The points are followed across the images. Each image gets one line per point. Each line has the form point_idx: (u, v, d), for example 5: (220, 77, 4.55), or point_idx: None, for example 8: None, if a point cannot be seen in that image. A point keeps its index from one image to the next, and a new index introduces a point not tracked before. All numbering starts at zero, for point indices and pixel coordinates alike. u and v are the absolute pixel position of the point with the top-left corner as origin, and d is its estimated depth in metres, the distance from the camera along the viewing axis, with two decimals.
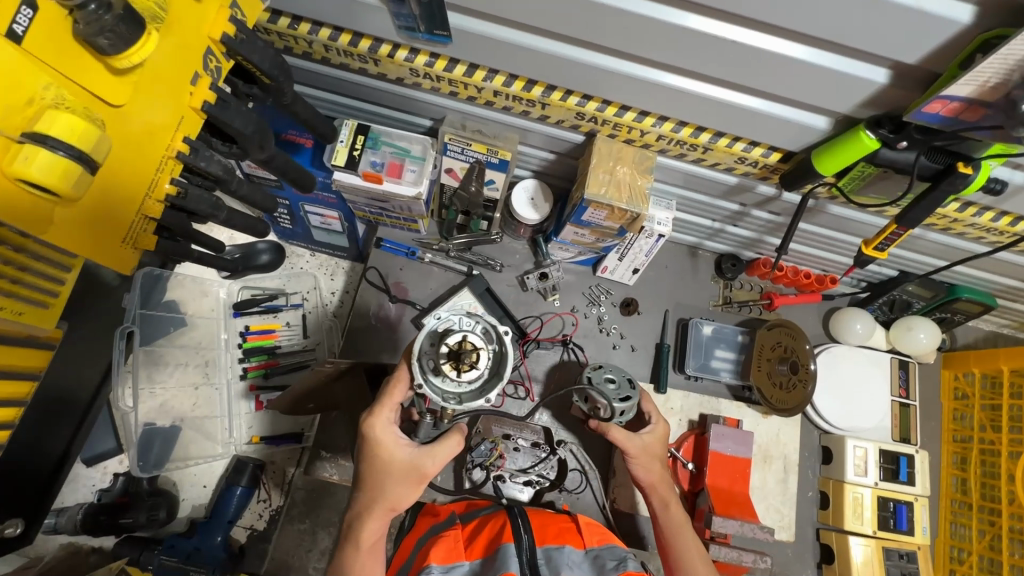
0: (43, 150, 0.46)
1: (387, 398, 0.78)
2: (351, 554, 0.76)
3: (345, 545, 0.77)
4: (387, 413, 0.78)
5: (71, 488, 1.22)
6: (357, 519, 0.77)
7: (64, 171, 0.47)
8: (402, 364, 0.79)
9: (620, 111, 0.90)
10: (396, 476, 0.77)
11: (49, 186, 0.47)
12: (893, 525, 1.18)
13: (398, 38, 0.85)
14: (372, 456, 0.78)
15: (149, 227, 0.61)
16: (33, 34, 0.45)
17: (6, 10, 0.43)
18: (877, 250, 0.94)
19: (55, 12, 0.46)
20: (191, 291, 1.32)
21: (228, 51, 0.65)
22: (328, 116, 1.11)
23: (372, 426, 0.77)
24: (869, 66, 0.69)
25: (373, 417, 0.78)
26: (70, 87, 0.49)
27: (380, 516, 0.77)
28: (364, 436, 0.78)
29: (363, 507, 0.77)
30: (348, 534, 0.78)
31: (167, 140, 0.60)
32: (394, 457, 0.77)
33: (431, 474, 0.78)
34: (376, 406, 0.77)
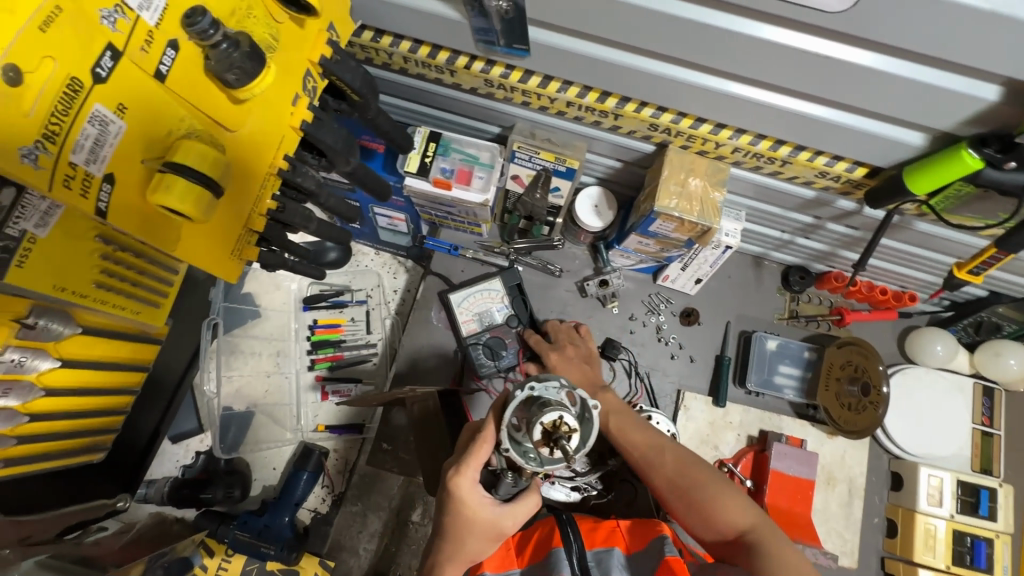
0: (180, 178, 0.51)
1: (473, 458, 0.73)
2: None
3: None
4: (472, 470, 0.74)
5: (158, 462, 1.32)
6: (435, 567, 0.76)
7: (197, 196, 0.52)
8: (489, 423, 0.75)
9: (695, 123, 0.89)
10: (476, 532, 0.75)
11: (183, 211, 0.52)
12: (969, 561, 1.11)
13: (475, 51, 0.87)
14: (454, 512, 0.75)
15: (253, 240, 0.66)
16: (175, 71, 0.53)
17: (156, 54, 0.51)
18: (971, 273, 0.97)
19: (192, 50, 0.54)
20: (264, 284, 1.42)
21: (324, 70, 0.68)
22: (400, 122, 1.15)
23: (457, 484, 0.73)
24: (977, 82, 0.65)
25: (458, 473, 0.73)
26: (200, 117, 0.57)
27: (457, 568, 0.76)
28: (446, 490, 0.74)
29: (443, 557, 0.76)
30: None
31: (270, 159, 0.64)
32: (476, 515, 0.74)
33: (509, 531, 0.77)
34: (463, 464, 0.74)
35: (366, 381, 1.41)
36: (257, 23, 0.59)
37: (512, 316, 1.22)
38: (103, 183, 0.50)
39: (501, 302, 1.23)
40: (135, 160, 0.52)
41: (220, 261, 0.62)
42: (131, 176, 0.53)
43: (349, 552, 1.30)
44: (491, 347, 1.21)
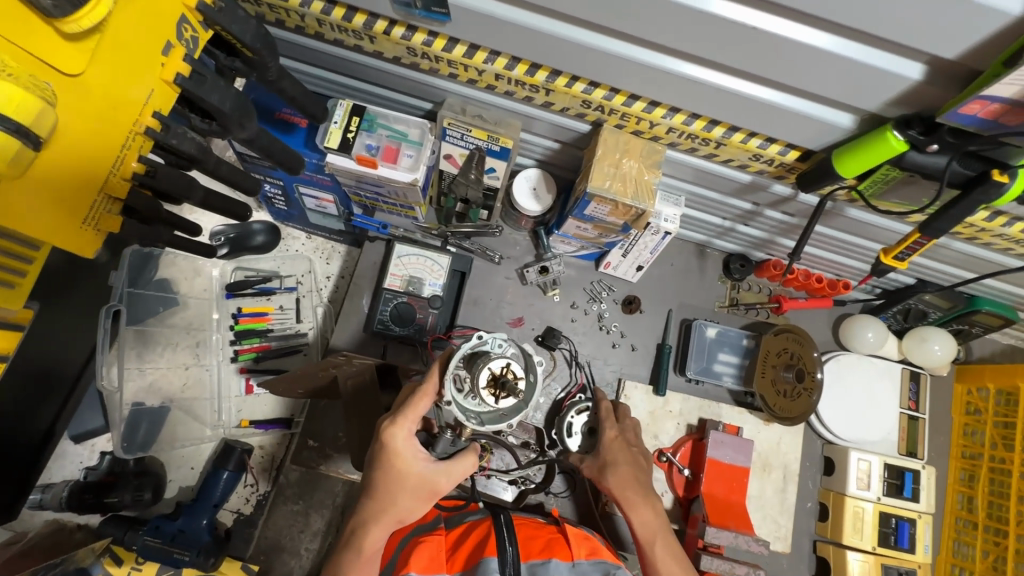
0: None
1: (411, 410, 0.70)
2: (351, 564, 0.71)
3: (344, 554, 0.72)
4: (409, 421, 0.70)
5: (58, 465, 1.21)
6: (360, 527, 0.71)
7: (2, 146, 0.44)
8: (432, 374, 0.72)
9: (629, 101, 0.85)
10: (407, 489, 0.71)
11: None
12: (894, 542, 1.14)
13: (394, 13, 0.80)
14: (385, 465, 0.71)
15: (115, 208, 0.57)
16: None
17: None
18: (898, 259, 0.89)
19: None
20: (183, 270, 1.30)
21: (205, 19, 0.60)
22: (314, 91, 1.07)
23: (392, 436, 0.70)
24: (901, 60, 0.63)
25: (395, 427, 0.70)
26: (17, 54, 0.46)
27: (385, 527, 0.71)
28: (380, 443, 0.71)
29: (369, 514, 0.71)
30: (348, 542, 0.72)
31: (134, 116, 0.56)
32: (407, 470, 0.70)
33: (443, 489, 0.73)
34: (400, 414, 0.70)
35: None
36: None
37: (438, 295, 1.16)
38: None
39: (437, 277, 1.17)
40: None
41: (63, 227, 0.53)
42: None
43: (290, 553, 1.23)
44: (400, 311, 1.14)
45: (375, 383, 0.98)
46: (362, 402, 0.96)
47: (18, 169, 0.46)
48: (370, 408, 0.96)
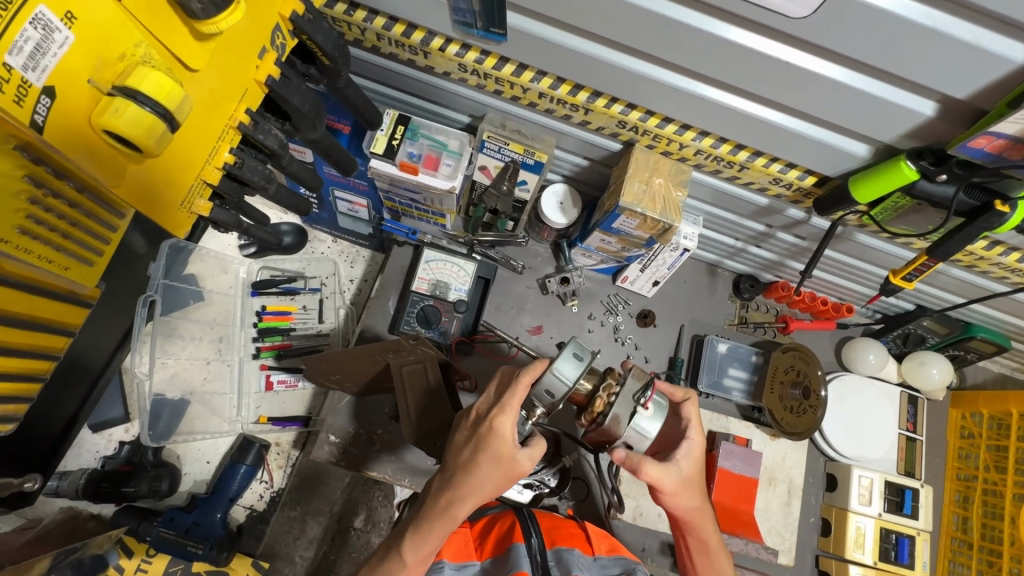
0: (133, 104, 0.48)
1: (518, 400, 0.77)
2: (440, 528, 0.77)
3: (434, 519, 0.77)
4: (514, 408, 0.77)
5: (75, 453, 1.21)
6: (454, 502, 0.77)
7: (149, 125, 0.49)
8: (536, 370, 0.80)
9: (662, 123, 0.92)
10: (501, 468, 0.76)
11: (133, 138, 0.49)
12: (894, 557, 1.18)
13: (451, 32, 0.87)
14: (488, 447, 0.76)
15: (206, 193, 0.64)
16: None
17: None
18: (905, 280, 0.96)
19: None
20: (210, 266, 1.29)
21: (295, 28, 0.67)
22: (380, 108, 1.14)
23: (501, 421, 0.76)
24: (917, 97, 0.71)
25: (504, 414, 0.76)
26: (158, 47, 0.51)
27: (478, 502, 0.77)
28: (486, 425, 0.76)
29: (466, 491, 0.76)
30: (438, 510, 0.77)
31: (230, 111, 0.62)
32: (505, 452, 0.76)
33: (528, 470, 0.79)
34: (508, 402, 0.77)
35: None
36: None
37: (463, 299, 1.20)
38: (42, 95, 0.45)
39: (462, 282, 1.22)
40: (80, 78, 0.47)
41: (171, 209, 0.60)
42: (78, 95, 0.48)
43: (285, 560, 1.27)
44: (427, 313, 1.18)
45: (440, 382, 1.01)
46: (428, 401, 0.99)
47: (157, 148, 0.52)
48: (439, 404, 0.99)
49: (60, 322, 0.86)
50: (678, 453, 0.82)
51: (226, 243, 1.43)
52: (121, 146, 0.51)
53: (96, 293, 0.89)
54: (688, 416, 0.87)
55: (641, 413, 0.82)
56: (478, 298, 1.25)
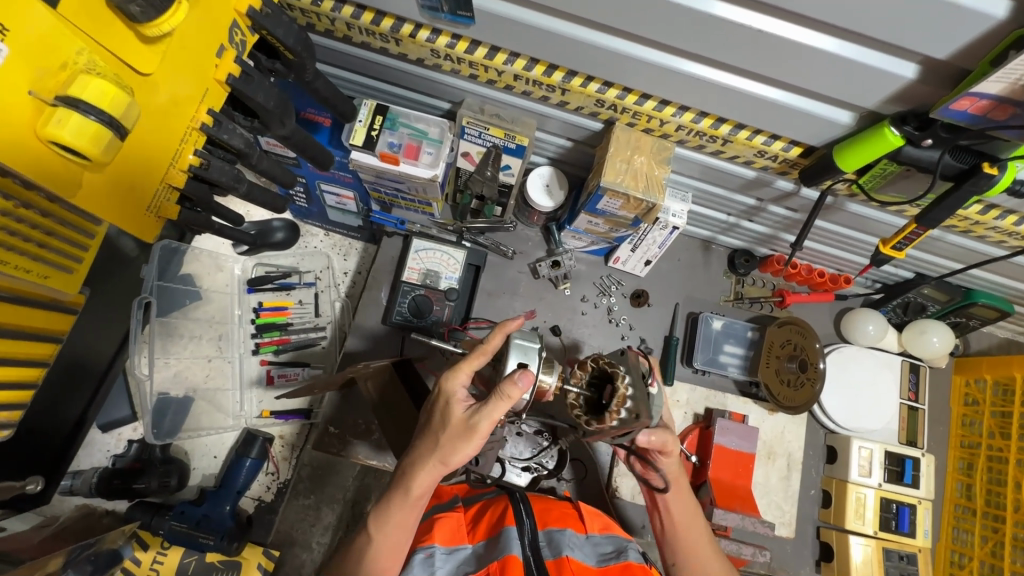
0: (76, 113, 0.50)
1: (465, 363, 0.80)
2: (398, 499, 0.80)
3: (395, 492, 0.81)
4: (464, 372, 0.80)
5: (87, 452, 1.26)
6: (411, 467, 0.80)
7: (95, 134, 0.51)
8: (492, 336, 0.82)
9: (640, 100, 0.90)
10: (452, 431, 0.78)
11: (80, 148, 0.51)
12: (895, 526, 1.18)
13: (420, 18, 0.85)
14: (439, 410, 0.80)
15: (173, 196, 0.67)
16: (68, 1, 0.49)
17: None
18: (896, 249, 0.93)
19: None
20: (206, 266, 1.32)
21: (253, 24, 0.67)
22: (348, 95, 1.13)
23: (449, 383, 0.80)
24: (898, 60, 0.68)
25: (454, 379, 0.80)
26: (102, 54, 0.53)
27: (433, 467, 0.79)
28: (438, 389, 0.81)
29: (420, 456, 0.80)
30: (399, 483, 0.81)
31: (191, 113, 0.64)
32: (455, 416, 0.78)
33: (484, 432, 0.77)
34: (455, 364, 0.80)
35: (314, 365, 1.37)
36: None
37: (454, 288, 1.20)
38: None
39: (452, 271, 1.22)
40: (21, 90, 0.49)
41: (135, 214, 0.62)
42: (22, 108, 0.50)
43: (302, 547, 1.27)
44: (418, 303, 1.18)
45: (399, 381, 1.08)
46: (393, 400, 1.07)
47: (108, 155, 0.54)
48: (398, 401, 1.06)
49: (44, 329, 0.88)
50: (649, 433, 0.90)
51: (220, 242, 1.44)
52: (72, 156, 0.53)
53: (79, 299, 0.91)
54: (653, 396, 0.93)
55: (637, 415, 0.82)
56: (471, 285, 1.26)
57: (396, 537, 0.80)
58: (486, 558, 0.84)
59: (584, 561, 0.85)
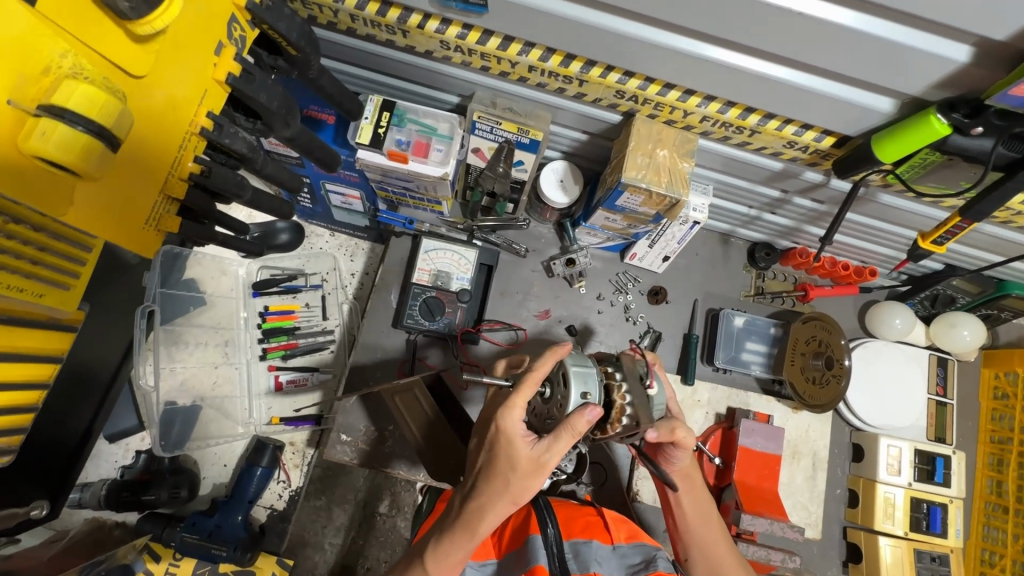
0: (61, 124, 0.46)
1: (518, 394, 0.75)
2: (463, 542, 0.74)
3: (460, 536, 0.74)
4: (520, 405, 0.75)
5: (94, 463, 1.24)
6: (476, 512, 0.74)
7: (82, 146, 0.47)
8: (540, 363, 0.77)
9: (663, 90, 0.85)
10: (523, 471, 0.73)
11: (66, 162, 0.47)
12: (926, 527, 1.15)
13: (429, 7, 0.80)
14: (500, 447, 0.75)
15: (173, 208, 0.63)
16: None
17: None
18: (936, 244, 0.88)
19: None
20: (209, 269, 1.27)
21: (253, 18, 0.63)
22: (354, 91, 1.09)
23: (509, 421, 0.74)
24: (948, 42, 0.63)
25: (513, 415, 0.74)
26: (88, 56, 0.49)
27: (504, 508, 0.74)
28: (495, 427, 0.75)
29: (487, 500, 0.74)
30: (463, 526, 0.75)
31: (191, 116, 0.59)
32: (522, 454, 0.73)
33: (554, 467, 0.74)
34: (511, 397, 0.75)
35: (322, 371, 1.34)
36: None
37: (466, 289, 1.16)
38: None
39: (463, 271, 1.17)
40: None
41: (133, 229, 0.58)
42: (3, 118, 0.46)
43: (314, 548, 1.28)
44: (429, 306, 1.14)
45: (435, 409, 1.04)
46: (430, 427, 1.03)
47: (98, 169, 0.50)
48: (443, 437, 1.03)
49: (46, 351, 0.85)
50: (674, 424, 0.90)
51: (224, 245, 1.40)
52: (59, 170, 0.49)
53: (78, 316, 0.88)
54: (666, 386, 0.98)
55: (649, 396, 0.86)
56: (481, 286, 1.23)
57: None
58: (513, 569, 0.81)
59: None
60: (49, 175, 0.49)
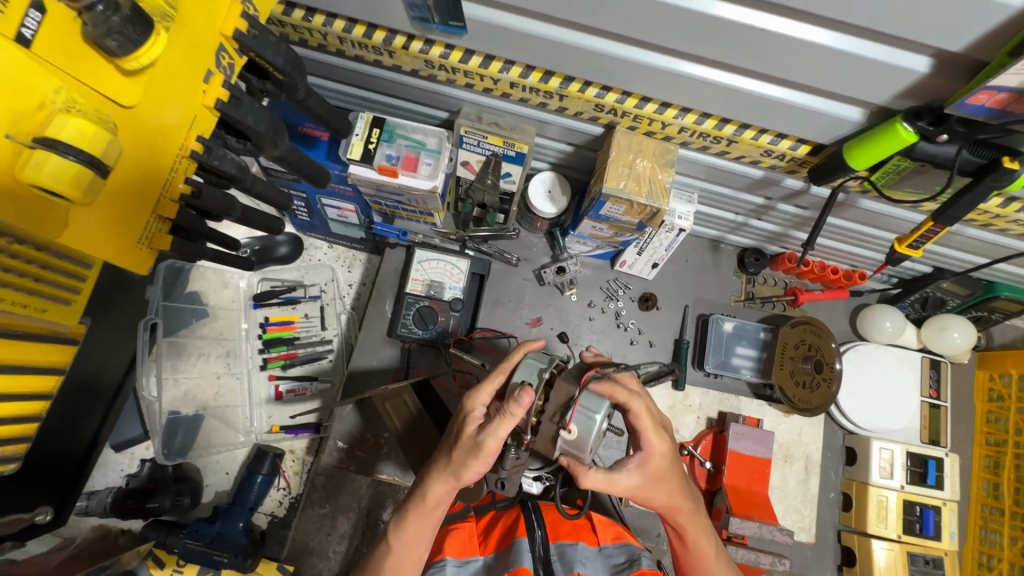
0: (54, 154, 0.49)
1: (484, 381, 0.78)
2: (413, 507, 0.79)
3: (413, 499, 0.80)
4: (484, 391, 0.77)
5: (101, 472, 1.27)
6: (426, 479, 0.79)
7: (75, 174, 0.50)
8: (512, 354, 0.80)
9: (641, 103, 0.88)
10: (464, 448, 0.75)
11: (61, 190, 0.50)
12: (919, 529, 1.15)
13: (412, 29, 0.84)
14: (458, 426, 0.78)
15: (165, 227, 0.66)
16: (42, 39, 0.49)
17: (15, 15, 0.46)
18: (911, 247, 0.89)
19: (63, 14, 0.50)
20: (212, 282, 1.32)
21: (240, 46, 0.66)
22: (338, 105, 1.12)
23: (469, 401, 0.78)
24: (908, 54, 0.65)
25: (474, 395, 0.78)
26: (81, 90, 0.53)
27: (447, 482, 0.77)
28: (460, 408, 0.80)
29: (436, 471, 0.78)
30: (417, 490, 0.80)
31: (180, 140, 0.63)
32: (467, 432, 0.76)
33: (492, 451, 0.74)
34: (476, 384, 0.78)
35: (321, 380, 1.36)
36: None
37: (459, 298, 1.18)
38: None
39: (456, 280, 1.20)
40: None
41: (127, 249, 0.61)
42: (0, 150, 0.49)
43: (319, 556, 1.30)
44: (423, 314, 1.17)
45: (420, 409, 1.06)
46: (415, 426, 1.05)
47: (91, 194, 0.53)
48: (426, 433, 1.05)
49: (48, 361, 0.89)
50: (629, 462, 0.78)
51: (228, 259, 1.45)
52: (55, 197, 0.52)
53: (80, 329, 0.92)
54: (638, 427, 0.76)
55: (563, 437, 0.73)
56: (474, 296, 1.24)
57: (413, 544, 0.79)
58: (497, 570, 0.83)
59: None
60: (46, 201, 0.52)
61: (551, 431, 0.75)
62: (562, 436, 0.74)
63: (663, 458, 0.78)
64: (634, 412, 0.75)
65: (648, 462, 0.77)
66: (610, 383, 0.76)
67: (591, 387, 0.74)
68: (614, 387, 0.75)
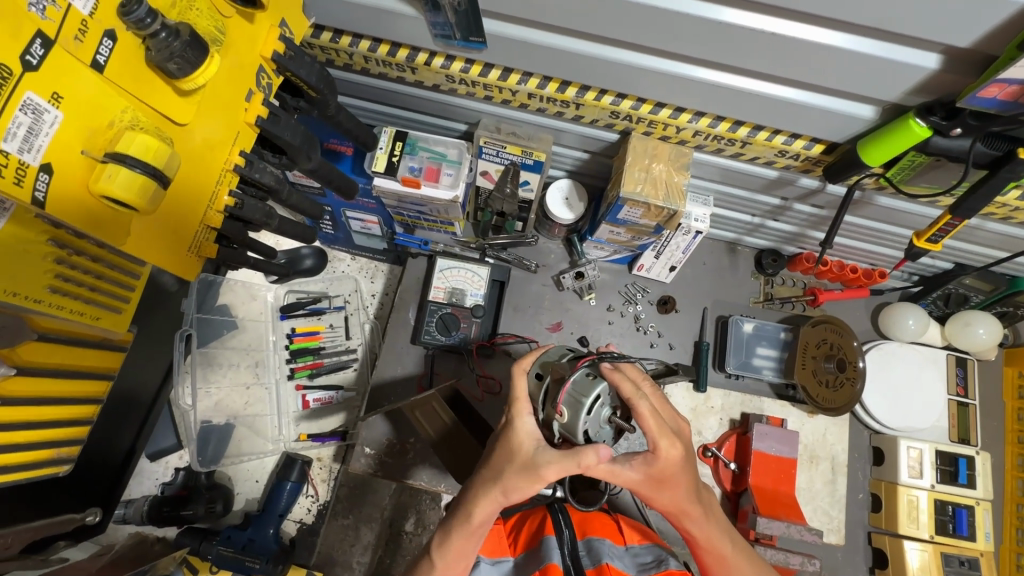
0: (123, 167, 0.53)
1: (521, 391, 0.78)
2: (458, 528, 0.77)
3: (457, 518, 0.78)
4: (524, 402, 0.77)
5: (137, 481, 1.32)
6: (471, 499, 0.77)
7: (141, 185, 0.54)
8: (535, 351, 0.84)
9: (655, 109, 0.90)
10: (517, 467, 0.74)
11: (129, 199, 0.54)
12: (952, 530, 1.13)
13: (434, 46, 0.88)
14: (503, 442, 0.77)
15: (211, 236, 0.70)
16: (113, 63, 0.54)
17: (91, 44, 0.51)
18: (930, 242, 0.90)
19: (131, 41, 0.54)
20: (240, 295, 1.36)
21: (278, 67, 0.71)
22: (369, 124, 1.17)
23: (511, 415, 0.77)
24: (918, 51, 0.67)
25: (517, 410, 0.77)
26: (143, 110, 0.57)
27: (493, 500, 0.75)
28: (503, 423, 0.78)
29: (480, 487, 0.76)
30: (461, 509, 0.78)
31: (225, 155, 0.67)
32: (521, 451, 0.74)
33: (550, 478, 0.72)
34: (516, 396, 0.78)
35: (346, 389, 1.41)
36: (200, 15, 0.60)
37: (480, 304, 1.21)
38: (40, 172, 0.50)
39: (478, 287, 1.22)
40: (74, 150, 0.52)
41: (176, 258, 0.65)
42: (74, 166, 0.53)
43: (342, 566, 1.30)
44: (446, 321, 1.20)
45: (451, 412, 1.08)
46: (446, 430, 1.06)
47: (152, 205, 0.57)
48: (458, 437, 1.06)
49: (100, 367, 0.94)
50: (633, 458, 0.73)
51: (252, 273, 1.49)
52: (119, 208, 0.56)
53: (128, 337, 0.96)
54: (644, 428, 0.71)
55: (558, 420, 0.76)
56: (496, 301, 1.26)
57: (457, 563, 0.77)
58: (528, 569, 0.84)
59: (624, 569, 0.84)
60: (112, 212, 0.56)
61: (551, 414, 0.78)
62: (558, 419, 0.77)
63: (672, 464, 0.72)
64: (638, 413, 0.70)
65: (654, 464, 0.72)
66: (616, 373, 0.72)
67: (584, 373, 0.76)
68: (617, 379, 0.72)
